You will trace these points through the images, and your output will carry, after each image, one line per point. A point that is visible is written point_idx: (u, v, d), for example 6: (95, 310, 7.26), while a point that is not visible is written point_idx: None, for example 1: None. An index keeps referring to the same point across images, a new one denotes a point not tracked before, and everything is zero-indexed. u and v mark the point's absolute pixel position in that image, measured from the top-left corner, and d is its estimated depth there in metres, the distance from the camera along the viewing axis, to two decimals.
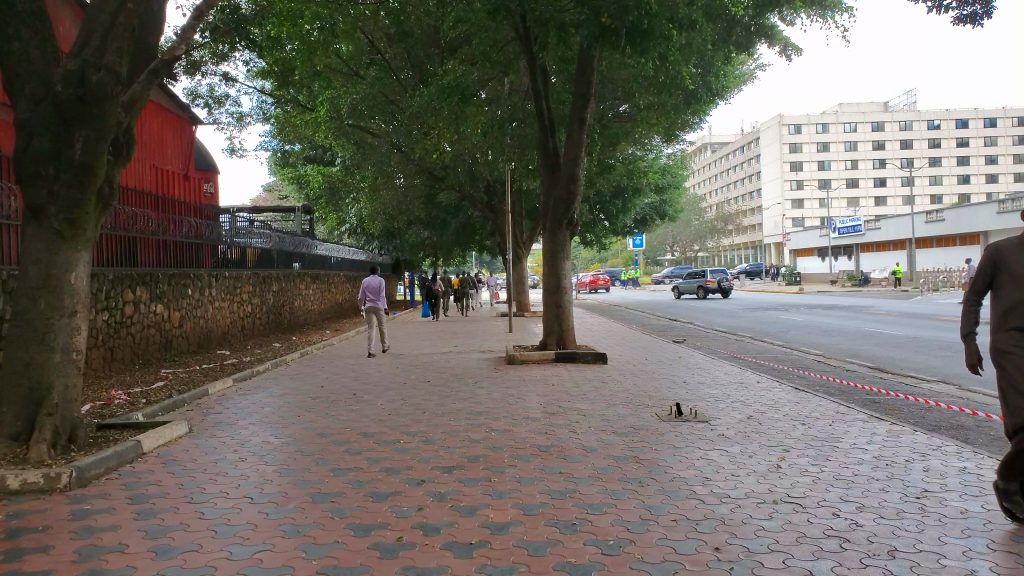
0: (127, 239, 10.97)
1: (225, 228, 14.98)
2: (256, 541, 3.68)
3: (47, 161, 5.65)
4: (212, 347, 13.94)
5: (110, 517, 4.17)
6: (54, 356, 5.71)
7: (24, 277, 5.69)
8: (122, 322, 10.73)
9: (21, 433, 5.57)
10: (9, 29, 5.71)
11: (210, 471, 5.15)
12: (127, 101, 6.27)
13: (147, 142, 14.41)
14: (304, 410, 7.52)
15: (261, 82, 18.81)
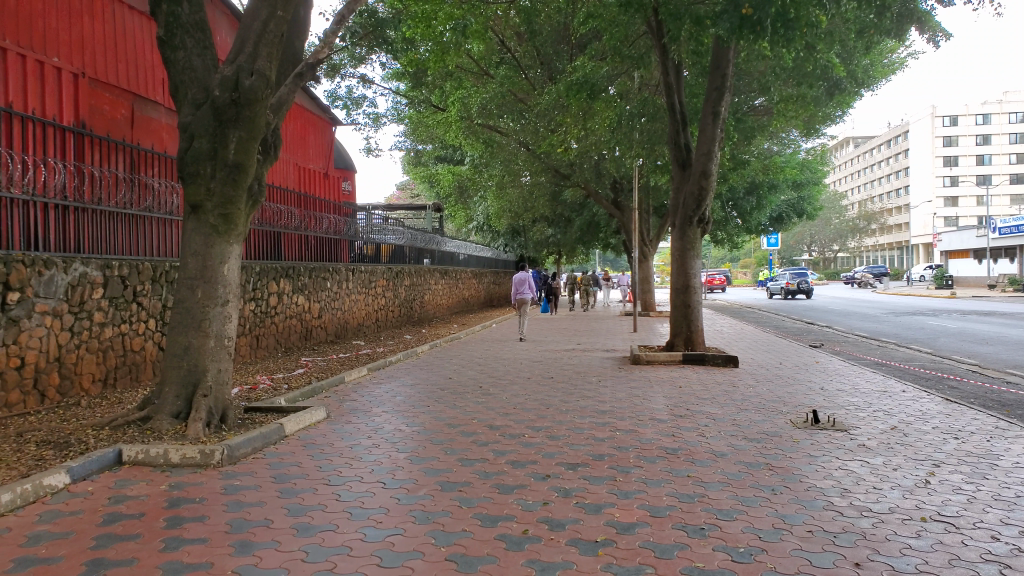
0: (273, 235, 11.66)
1: (362, 225, 15.68)
2: (389, 525, 3.82)
3: (205, 161, 6.06)
4: (348, 338, 14.63)
5: (257, 493, 4.46)
6: (209, 342, 6.19)
7: (184, 268, 6.18)
8: (267, 311, 11.44)
9: (181, 412, 6.06)
10: (176, 39, 6.21)
11: (346, 456, 5.39)
12: (275, 104, 6.68)
13: (292, 143, 15.30)
14: (433, 400, 7.74)
15: (395, 84, 19.57)
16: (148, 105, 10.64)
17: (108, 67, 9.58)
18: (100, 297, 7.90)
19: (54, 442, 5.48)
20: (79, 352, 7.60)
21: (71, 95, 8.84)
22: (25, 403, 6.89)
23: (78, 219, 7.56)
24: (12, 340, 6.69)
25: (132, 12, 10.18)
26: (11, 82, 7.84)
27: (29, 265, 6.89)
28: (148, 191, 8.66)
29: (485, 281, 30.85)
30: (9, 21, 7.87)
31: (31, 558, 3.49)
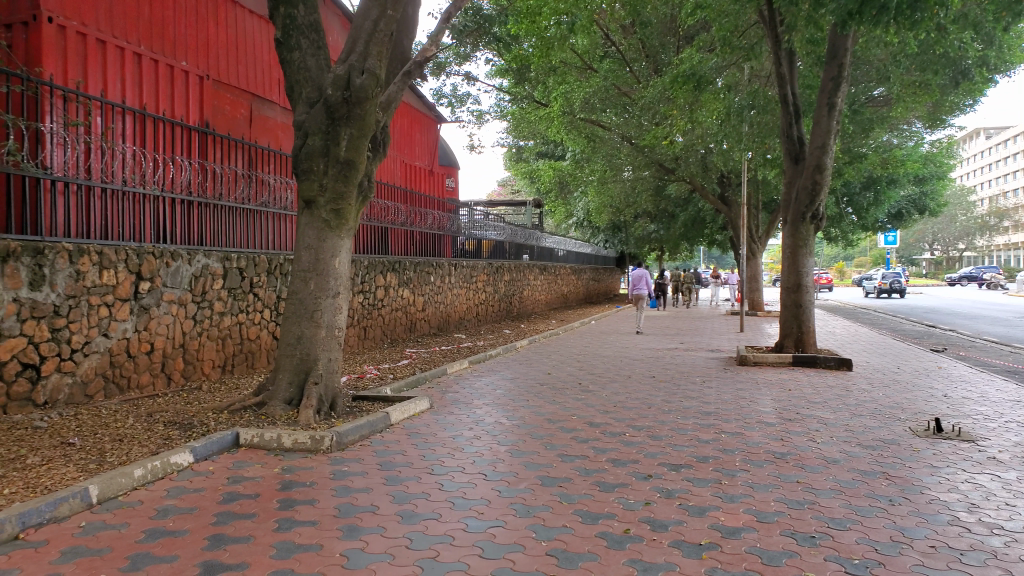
0: (380, 230, 12.00)
1: (465, 220, 15.94)
2: (490, 517, 3.86)
3: (318, 157, 6.29)
4: (450, 331, 14.91)
5: (363, 479, 4.60)
6: (320, 332, 6.45)
7: (298, 261, 6.46)
8: (374, 304, 11.80)
9: (294, 399, 6.34)
10: (292, 40, 6.47)
11: (448, 446, 5.49)
12: (384, 102, 6.86)
13: (399, 141, 15.72)
14: (532, 395, 7.77)
15: (499, 80, 19.78)
16: (266, 105, 11.15)
17: (230, 69, 10.11)
18: (221, 287, 8.36)
19: (180, 423, 5.84)
20: (201, 339, 8.08)
21: (196, 96, 9.38)
22: (153, 384, 7.39)
23: (202, 214, 8.02)
24: (142, 327, 7.19)
25: (251, 15, 10.71)
26: (144, 84, 8.41)
27: (158, 257, 7.37)
28: (265, 187, 9.07)
29: (584, 278, 30.78)
30: (144, 27, 8.45)
31: (159, 530, 3.73)
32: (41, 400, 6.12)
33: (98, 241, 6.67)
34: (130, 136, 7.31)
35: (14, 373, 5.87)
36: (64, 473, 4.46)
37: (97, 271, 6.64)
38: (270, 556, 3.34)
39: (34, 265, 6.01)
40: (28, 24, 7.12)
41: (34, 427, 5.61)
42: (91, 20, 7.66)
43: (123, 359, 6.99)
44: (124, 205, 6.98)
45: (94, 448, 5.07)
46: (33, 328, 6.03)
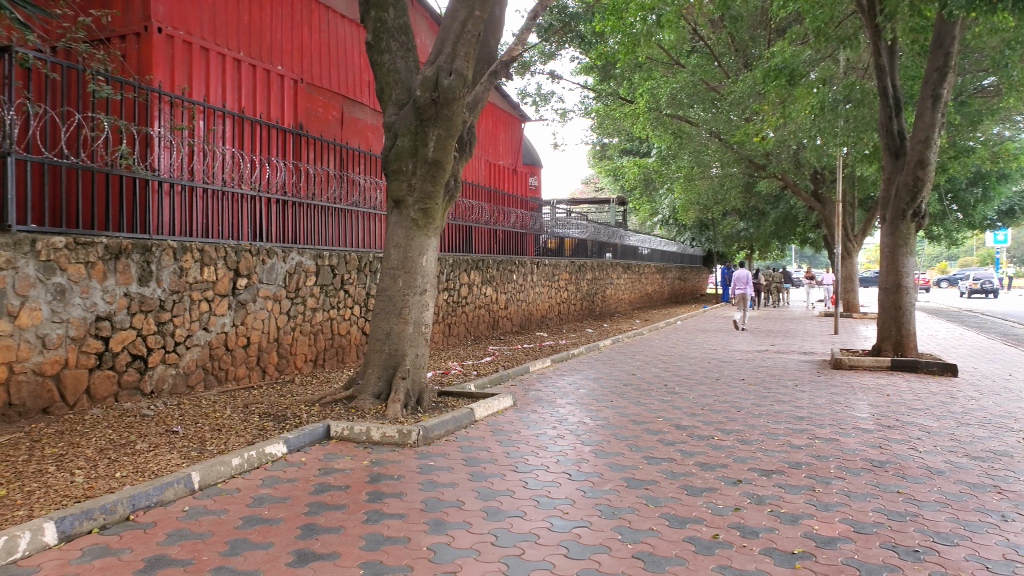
0: (465, 229, 12.14)
1: (548, 219, 15.93)
2: (575, 516, 3.84)
3: (408, 158, 6.43)
4: (532, 329, 14.96)
5: (449, 474, 4.67)
6: (408, 328, 6.58)
7: (387, 259, 6.62)
8: (458, 301, 11.96)
9: (382, 392, 6.49)
10: (382, 43, 6.61)
11: (532, 444, 5.50)
12: (471, 102, 6.93)
13: (484, 140, 15.87)
14: (616, 395, 7.70)
15: (583, 78, 19.68)
16: (356, 107, 11.45)
17: (323, 72, 10.43)
18: (313, 283, 8.64)
19: (274, 414, 6.07)
20: (294, 334, 8.36)
21: (291, 99, 9.72)
22: (249, 377, 7.71)
23: (296, 213, 8.29)
24: (239, 321, 7.51)
25: (343, 20, 11.04)
26: (243, 89, 8.78)
27: (255, 254, 7.67)
28: (356, 187, 9.32)
29: (669, 277, 30.30)
30: (243, 35, 8.82)
31: (256, 517, 3.88)
32: (148, 389, 6.48)
33: (200, 239, 7.00)
34: (230, 139, 7.64)
35: (124, 363, 6.24)
36: (169, 459, 4.70)
37: (198, 268, 6.97)
38: (359, 546, 3.43)
39: (142, 262, 6.36)
40: (139, 35, 7.55)
41: (142, 415, 5.95)
42: (195, 29, 8.06)
43: (222, 352, 7.32)
44: (224, 205, 7.29)
45: (195, 436, 5.33)
46: (142, 321, 6.39)
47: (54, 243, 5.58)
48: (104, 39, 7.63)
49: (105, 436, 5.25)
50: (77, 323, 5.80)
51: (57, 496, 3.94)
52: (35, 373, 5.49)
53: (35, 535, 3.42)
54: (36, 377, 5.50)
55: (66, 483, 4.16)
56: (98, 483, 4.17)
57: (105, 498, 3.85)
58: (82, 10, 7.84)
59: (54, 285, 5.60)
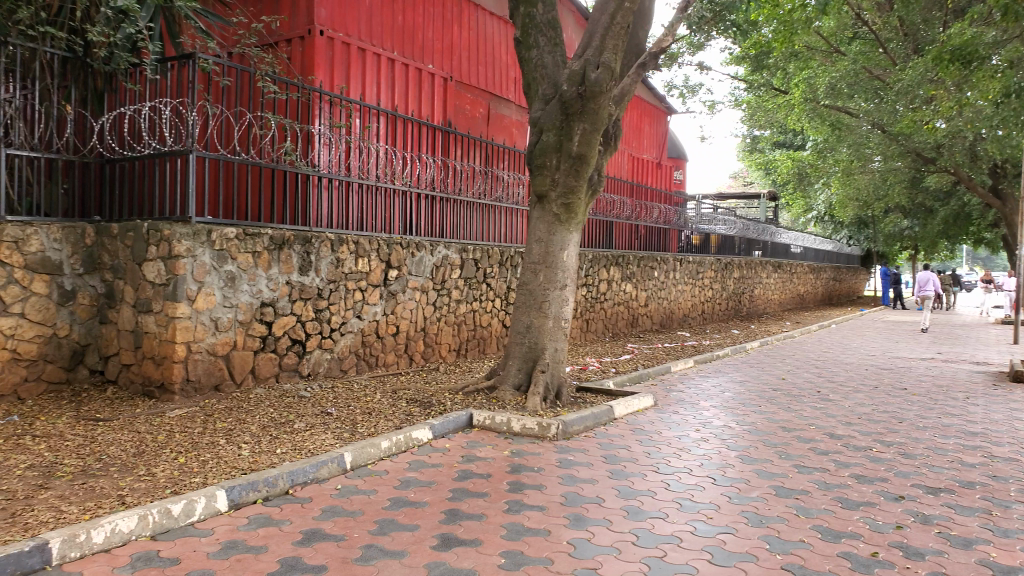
0: (605, 224, 12.03)
1: (693, 214, 15.49)
2: (720, 522, 3.71)
3: (552, 153, 6.44)
4: (673, 328, 14.63)
5: (589, 470, 4.65)
6: (548, 322, 6.62)
7: (529, 253, 6.71)
8: (597, 297, 11.90)
9: (522, 384, 6.57)
10: (531, 39, 6.67)
11: (675, 446, 5.37)
12: (618, 95, 6.86)
13: (628, 134, 15.67)
14: (764, 400, 7.37)
15: (734, 67, 18.95)
16: (502, 104, 11.62)
17: (471, 70, 10.66)
18: (458, 276, 8.86)
19: (419, 401, 6.29)
20: (440, 324, 8.63)
21: (441, 97, 10.01)
22: (398, 363, 8.03)
23: (442, 207, 8.55)
24: (390, 311, 7.84)
25: (491, 18, 11.23)
26: (396, 88, 9.14)
27: (405, 247, 7.97)
28: (499, 182, 9.47)
29: (823, 277, 28.68)
30: (397, 35, 9.18)
31: (403, 499, 4.03)
32: (306, 371, 6.90)
33: (355, 232, 7.36)
34: (383, 136, 7.98)
35: (285, 347, 6.68)
36: (324, 439, 4.98)
37: (353, 259, 7.33)
38: (500, 536, 3.48)
39: (303, 253, 6.77)
40: (303, 37, 8.02)
41: (300, 396, 6.35)
42: (354, 30, 8.48)
43: (373, 339, 7.67)
44: (378, 200, 7.61)
45: (348, 418, 5.61)
46: (302, 308, 6.81)
47: (227, 233, 6.04)
48: (274, 43, 8.18)
49: (268, 414, 5.64)
50: (245, 308, 6.26)
51: (228, 466, 4.28)
52: (209, 353, 5.99)
53: (209, 501, 3.74)
54: (209, 356, 6.00)
55: (235, 455, 4.51)
56: (261, 457, 4.49)
57: (268, 471, 4.15)
58: (255, 16, 8.44)
59: (225, 272, 6.07)
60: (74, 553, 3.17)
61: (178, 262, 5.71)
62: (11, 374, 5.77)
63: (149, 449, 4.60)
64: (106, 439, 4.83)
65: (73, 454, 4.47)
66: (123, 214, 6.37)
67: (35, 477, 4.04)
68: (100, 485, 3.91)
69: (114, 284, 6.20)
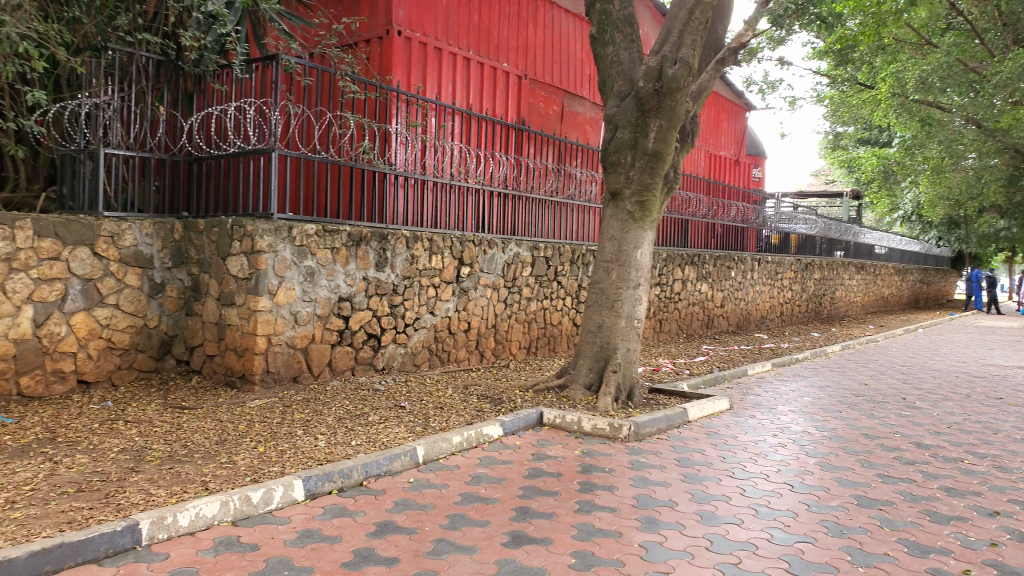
0: (681, 222, 11.83)
1: (772, 212, 15.06)
2: (798, 530, 3.60)
3: (626, 150, 6.36)
4: (750, 330, 14.27)
5: (662, 473, 4.57)
6: (621, 322, 6.55)
7: (602, 251, 6.66)
8: (671, 297, 11.72)
9: (594, 384, 6.53)
10: (606, 35, 6.60)
11: (751, 451, 5.24)
12: (695, 92, 6.74)
13: (705, 131, 15.37)
14: (846, 406, 7.10)
15: (818, 61, 18.34)
16: (577, 101, 11.56)
17: (546, 68, 10.65)
18: (529, 274, 8.86)
19: (490, 397, 6.32)
20: (510, 321, 8.65)
21: (515, 95, 10.03)
22: (469, 360, 8.09)
23: (515, 205, 8.57)
24: (461, 307, 7.90)
25: (567, 15, 11.18)
26: (471, 86, 9.21)
27: (477, 244, 8.02)
28: (573, 180, 9.42)
29: (910, 279, 27.48)
30: (473, 34, 9.24)
31: (474, 495, 4.05)
32: (380, 365, 7.04)
33: (429, 229, 7.44)
34: (458, 134, 8.05)
35: (361, 341, 6.82)
36: (397, 432, 5.05)
37: (427, 255, 7.42)
38: (571, 535, 3.46)
39: (380, 249, 6.90)
40: (381, 38, 8.16)
41: (374, 389, 6.48)
42: (431, 30, 8.58)
43: (446, 335, 7.75)
44: (451, 198, 7.68)
45: (420, 413, 5.69)
46: (377, 303, 6.94)
47: (306, 230, 6.20)
48: (353, 44, 8.37)
49: (343, 406, 5.77)
50: (323, 302, 6.42)
51: (305, 456, 4.39)
52: (288, 345, 6.17)
53: (287, 490, 3.84)
54: (289, 349, 6.18)
55: (312, 445, 4.63)
56: (337, 448, 4.59)
57: (344, 463, 4.24)
58: (336, 17, 8.63)
59: (305, 267, 6.23)
60: (162, 534, 3.32)
61: (260, 257, 5.89)
62: (106, 362, 6.08)
63: (231, 438, 4.77)
64: (191, 427, 5.03)
65: (161, 440, 4.68)
66: (209, 211, 6.62)
67: (126, 460, 4.24)
68: (186, 470, 4.07)
69: (200, 278, 6.45)
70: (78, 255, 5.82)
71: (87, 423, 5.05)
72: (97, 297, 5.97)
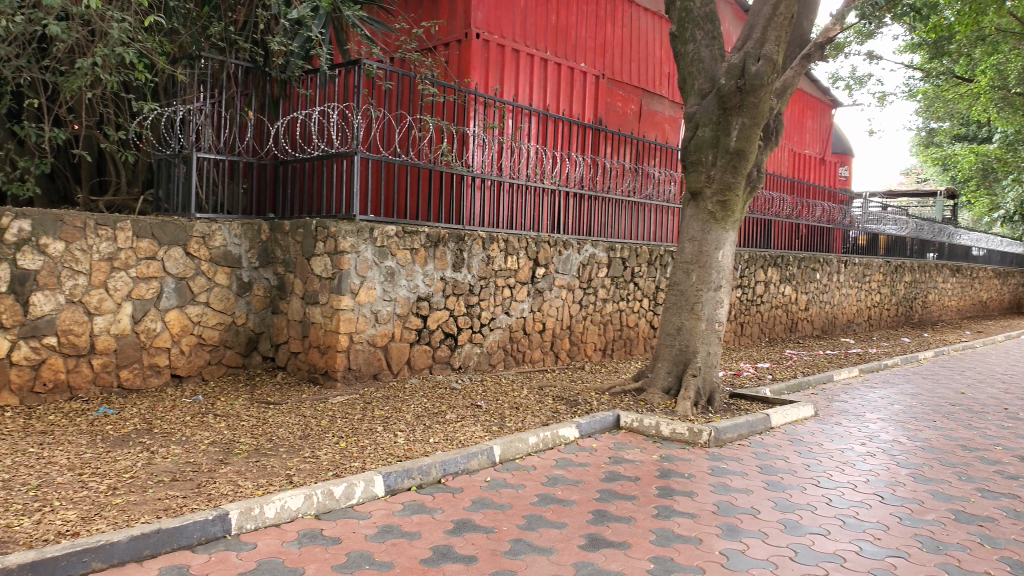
0: (763, 222, 11.52)
1: (860, 212, 14.51)
2: (889, 544, 3.44)
3: (708, 148, 6.24)
4: (836, 334, 13.78)
5: (743, 480, 4.46)
6: (700, 324, 6.43)
7: (682, 252, 6.55)
8: (753, 299, 11.43)
9: (672, 388, 6.42)
10: (687, 33, 6.49)
11: (837, 459, 5.05)
12: (779, 88, 6.56)
13: (789, 129, 14.94)
14: (940, 415, 6.77)
15: (910, 55, 17.60)
16: (655, 100, 11.40)
17: (624, 67, 10.55)
18: (605, 275, 8.79)
19: (566, 399, 6.31)
20: (586, 323, 8.60)
21: (592, 95, 9.97)
22: (544, 360, 8.09)
23: (592, 206, 8.52)
24: (537, 308, 7.91)
25: (646, 13, 11.05)
26: (548, 87, 9.21)
27: (553, 245, 8.01)
28: (650, 179, 9.31)
29: (1011, 282, 25.99)
30: (551, 35, 9.24)
31: (551, 496, 4.04)
32: (457, 364, 7.12)
33: (505, 230, 7.47)
34: (534, 135, 8.07)
35: (438, 340, 6.91)
36: (473, 431, 5.09)
37: (504, 256, 7.45)
38: (650, 540, 3.41)
39: (457, 250, 6.97)
40: (460, 41, 8.25)
41: (451, 387, 6.56)
42: (509, 32, 8.62)
43: (521, 335, 7.77)
44: (528, 199, 7.70)
45: (496, 412, 5.72)
46: (454, 303, 7.02)
47: (387, 231, 6.33)
48: (433, 48, 8.50)
49: (422, 404, 5.86)
50: (402, 302, 6.53)
51: (384, 453, 4.47)
52: (369, 343, 6.31)
53: (367, 486, 3.92)
54: (369, 346, 6.32)
55: (391, 442, 4.71)
56: (415, 445, 4.66)
57: (422, 460, 4.30)
58: (416, 21, 8.78)
59: (385, 267, 6.36)
60: (250, 525, 3.44)
61: (343, 258, 6.04)
62: (197, 357, 6.35)
63: (314, 433, 4.91)
64: (276, 421, 5.20)
65: (249, 433, 4.85)
66: (293, 212, 6.84)
67: (216, 453, 4.42)
68: (271, 463, 4.21)
69: (285, 277, 6.66)
70: (172, 255, 6.10)
71: (181, 416, 5.29)
72: (189, 295, 6.25)
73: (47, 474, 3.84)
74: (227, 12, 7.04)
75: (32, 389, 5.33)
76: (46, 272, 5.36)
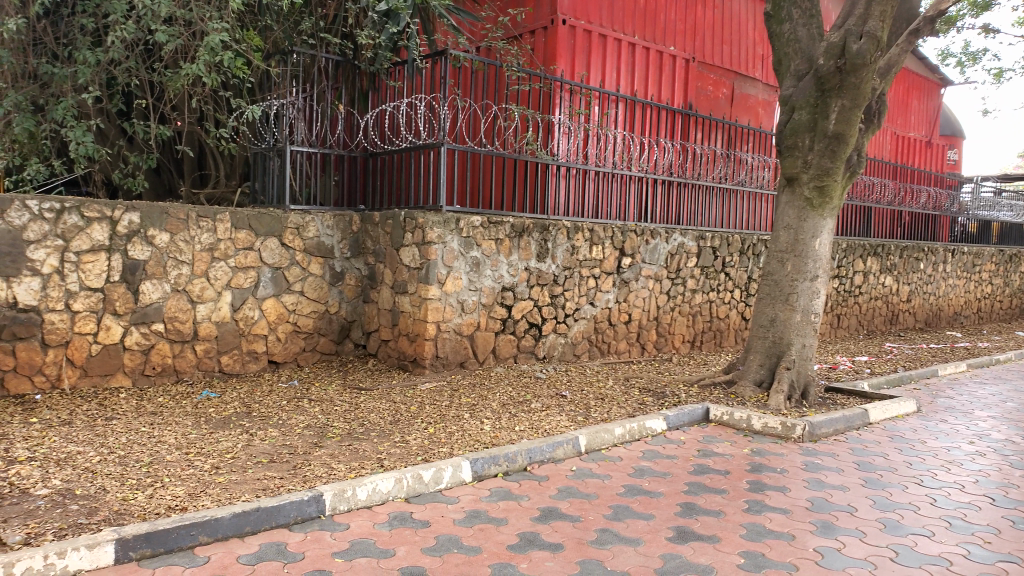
0: (863, 209, 11.02)
1: (970, 198, 13.68)
2: (1002, 549, 3.24)
3: (804, 132, 6.02)
4: (941, 327, 13.06)
5: (839, 477, 4.29)
6: (794, 316, 6.21)
7: (776, 240, 6.36)
8: (850, 290, 10.97)
9: (764, 380, 6.25)
10: (783, 12, 6.27)
11: (942, 458, 4.79)
12: (884, 68, 6.22)
13: (892, 110, 14.24)
14: None
15: None
16: (748, 83, 11.05)
17: (715, 49, 10.27)
18: (694, 265, 8.60)
19: (654, 390, 6.23)
20: (673, 314, 8.45)
21: (681, 79, 9.76)
22: (629, 352, 8.01)
23: (680, 193, 8.36)
24: (622, 299, 7.82)
25: None
26: (635, 72, 9.07)
27: (640, 234, 7.88)
28: (742, 166, 9.05)
29: None
30: (639, 19, 9.08)
31: (637, 487, 4.00)
32: (542, 353, 7.14)
33: (591, 219, 7.42)
34: (621, 122, 7.97)
35: (523, 330, 6.96)
36: (559, 420, 5.09)
37: (589, 246, 7.40)
38: (740, 535, 3.33)
39: (542, 240, 6.97)
40: (546, 28, 8.22)
41: (536, 377, 6.59)
42: (596, 17, 8.52)
43: (606, 326, 7.72)
44: (614, 187, 7.62)
45: (582, 402, 5.69)
46: (539, 293, 7.03)
47: (473, 221, 6.39)
48: (519, 35, 8.50)
49: (507, 392, 5.91)
50: (488, 292, 6.59)
51: (471, 439, 4.53)
52: (455, 332, 6.40)
53: (455, 471, 3.98)
54: (456, 335, 6.41)
55: (478, 429, 4.76)
56: (501, 433, 4.69)
57: (508, 447, 4.33)
58: (502, 10, 8.80)
59: (471, 258, 6.43)
60: (343, 506, 3.55)
61: (431, 248, 6.14)
62: (293, 344, 6.59)
63: (403, 418, 5.03)
64: (367, 406, 5.36)
65: (342, 418, 5.01)
66: (383, 203, 7.00)
67: (311, 436, 4.58)
68: (363, 447, 4.33)
69: (375, 267, 6.83)
70: (269, 245, 6.34)
71: (277, 400, 5.52)
72: (285, 284, 6.48)
73: (157, 452, 4.07)
74: (318, 7, 7.27)
75: (143, 372, 5.67)
76: (154, 262, 5.68)
